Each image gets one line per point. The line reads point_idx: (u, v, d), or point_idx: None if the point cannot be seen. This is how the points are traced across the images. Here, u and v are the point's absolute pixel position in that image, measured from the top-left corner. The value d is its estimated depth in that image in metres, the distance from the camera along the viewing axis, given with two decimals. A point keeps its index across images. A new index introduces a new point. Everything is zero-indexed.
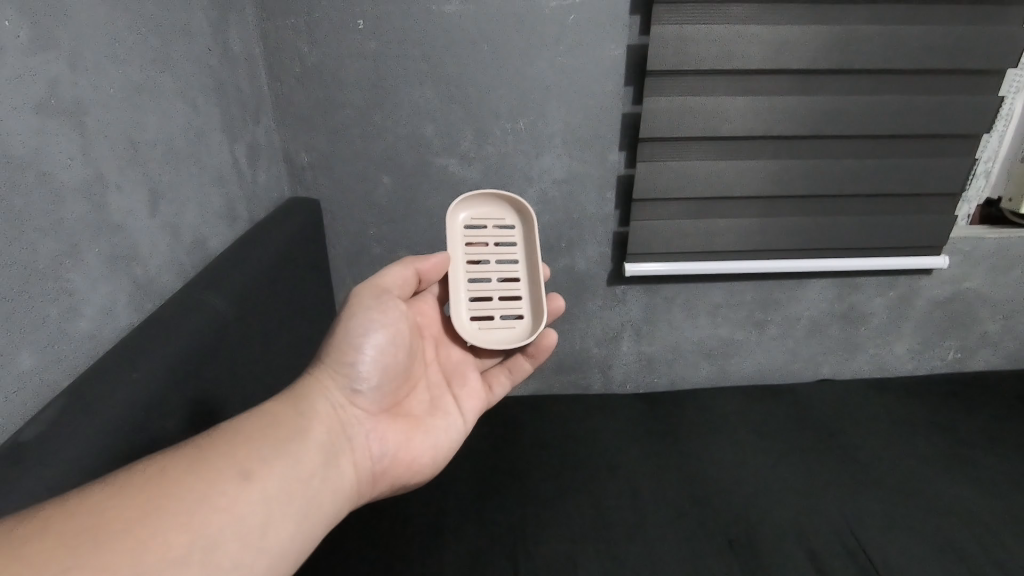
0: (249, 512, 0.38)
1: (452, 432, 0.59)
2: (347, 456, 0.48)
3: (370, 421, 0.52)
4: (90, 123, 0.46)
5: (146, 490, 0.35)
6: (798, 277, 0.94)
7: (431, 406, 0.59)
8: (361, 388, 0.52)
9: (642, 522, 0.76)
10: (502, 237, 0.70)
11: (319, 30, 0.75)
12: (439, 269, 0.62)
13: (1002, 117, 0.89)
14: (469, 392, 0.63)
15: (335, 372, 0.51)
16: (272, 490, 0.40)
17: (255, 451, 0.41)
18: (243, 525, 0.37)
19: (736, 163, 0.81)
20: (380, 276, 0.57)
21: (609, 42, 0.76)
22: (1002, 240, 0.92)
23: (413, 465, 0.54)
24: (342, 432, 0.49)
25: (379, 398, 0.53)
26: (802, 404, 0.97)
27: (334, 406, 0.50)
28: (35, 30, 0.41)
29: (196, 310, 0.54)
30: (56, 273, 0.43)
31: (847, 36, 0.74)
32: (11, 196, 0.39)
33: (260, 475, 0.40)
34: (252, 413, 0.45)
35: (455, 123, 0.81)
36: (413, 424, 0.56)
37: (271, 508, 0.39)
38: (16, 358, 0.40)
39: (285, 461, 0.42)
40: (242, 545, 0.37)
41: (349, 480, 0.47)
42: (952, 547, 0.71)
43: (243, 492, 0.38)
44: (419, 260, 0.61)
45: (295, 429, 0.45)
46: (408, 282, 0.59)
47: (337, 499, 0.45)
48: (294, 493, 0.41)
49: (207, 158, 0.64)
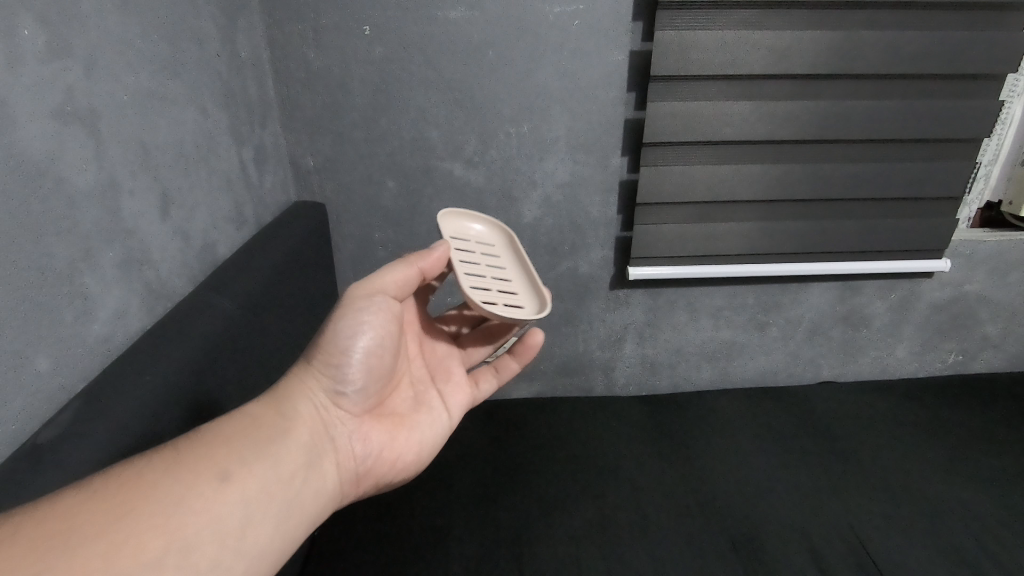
0: (226, 515, 0.39)
1: (436, 428, 0.59)
2: (328, 456, 0.49)
3: (354, 422, 0.52)
4: (104, 129, 0.47)
5: (126, 492, 0.36)
6: (800, 280, 0.95)
7: (416, 403, 0.59)
8: (345, 391, 0.51)
9: (645, 523, 0.76)
10: (486, 248, 0.66)
11: (325, 36, 0.76)
12: (439, 261, 0.57)
13: (1002, 121, 0.89)
14: (454, 387, 0.63)
15: (320, 374, 0.51)
16: (250, 492, 0.41)
17: (235, 453, 0.42)
18: (220, 527, 0.38)
19: (738, 167, 0.82)
20: (375, 275, 0.54)
21: (612, 48, 0.77)
22: (1002, 243, 0.93)
23: (397, 463, 0.55)
24: (324, 433, 0.49)
25: (365, 400, 0.53)
26: (803, 407, 0.98)
27: (317, 406, 0.50)
28: (52, 38, 0.42)
29: (206, 313, 0.55)
30: (71, 276, 0.44)
31: (848, 42, 0.74)
32: (28, 201, 0.40)
33: (239, 477, 0.41)
34: (233, 415, 0.45)
35: (459, 128, 0.82)
36: (397, 423, 0.56)
37: (249, 510, 0.40)
38: (32, 361, 0.41)
39: (264, 463, 0.43)
40: (220, 547, 0.38)
41: (330, 480, 0.48)
42: (954, 547, 0.71)
43: (221, 494, 0.39)
44: (420, 256, 0.56)
45: (275, 430, 0.46)
46: (408, 281, 0.55)
47: (317, 499, 0.46)
48: (273, 495, 0.42)
49: (216, 163, 0.65)
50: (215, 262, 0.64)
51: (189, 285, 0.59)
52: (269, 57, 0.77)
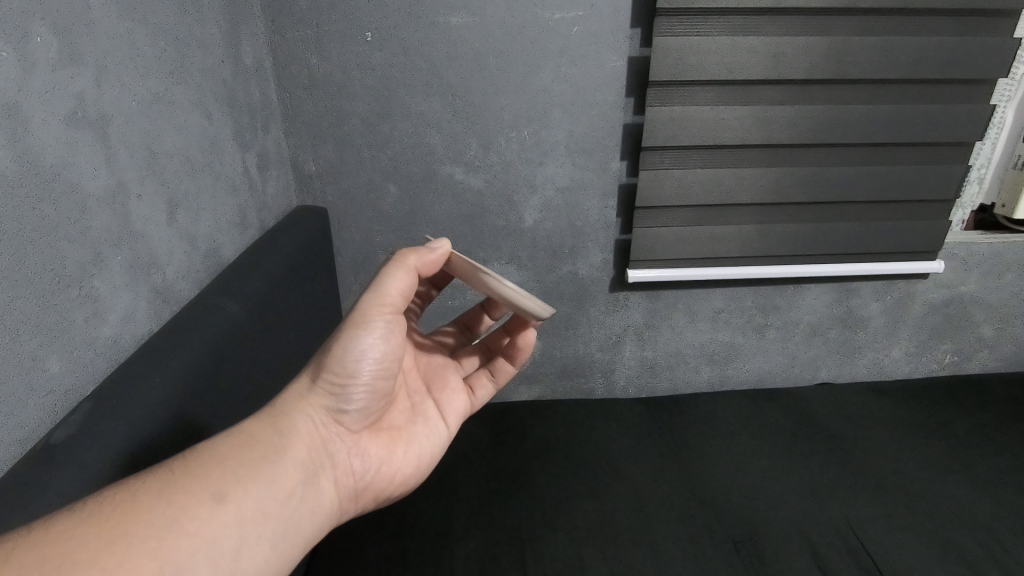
0: (221, 537, 0.38)
1: (432, 439, 0.60)
2: (326, 473, 0.48)
3: (352, 438, 0.52)
4: (114, 134, 0.48)
5: (116, 515, 0.35)
6: (798, 282, 0.96)
7: (412, 416, 0.60)
8: (346, 408, 0.51)
9: (647, 524, 0.77)
10: None
11: (328, 43, 0.76)
12: (438, 264, 0.55)
13: (994, 125, 0.91)
14: (449, 397, 0.64)
15: (322, 391, 0.50)
16: (246, 512, 0.40)
17: (231, 472, 0.41)
18: (215, 549, 0.37)
19: (736, 171, 0.83)
20: (379, 284, 0.52)
21: (611, 54, 0.78)
22: (996, 245, 0.94)
23: (394, 477, 0.55)
24: (323, 450, 0.49)
25: (364, 416, 0.53)
26: (802, 407, 0.99)
27: (316, 422, 0.49)
28: (64, 44, 0.43)
29: (212, 317, 0.55)
30: (82, 278, 0.44)
31: (842, 48, 0.76)
32: (41, 204, 0.41)
33: (235, 497, 0.40)
34: (229, 433, 0.44)
35: (460, 133, 0.83)
36: (395, 437, 0.56)
37: (244, 531, 0.40)
38: (43, 363, 0.41)
39: (261, 482, 0.42)
40: (215, 569, 0.37)
41: (328, 498, 0.48)
42: (952, 545, 0.72)
43: (215, 515, 0.38)
44: (417, 257, 0.54)
45: (274, 449, 0.45)
46: (409, 291, 0.54)
47: (314, 518, 0.46)
48: (269, 516, 0.42)
49: (220, 168, 0.65)
50: (220, 266, 0.64)
51: (194, 289, 0.59)
52: (271, 63, 0.77)
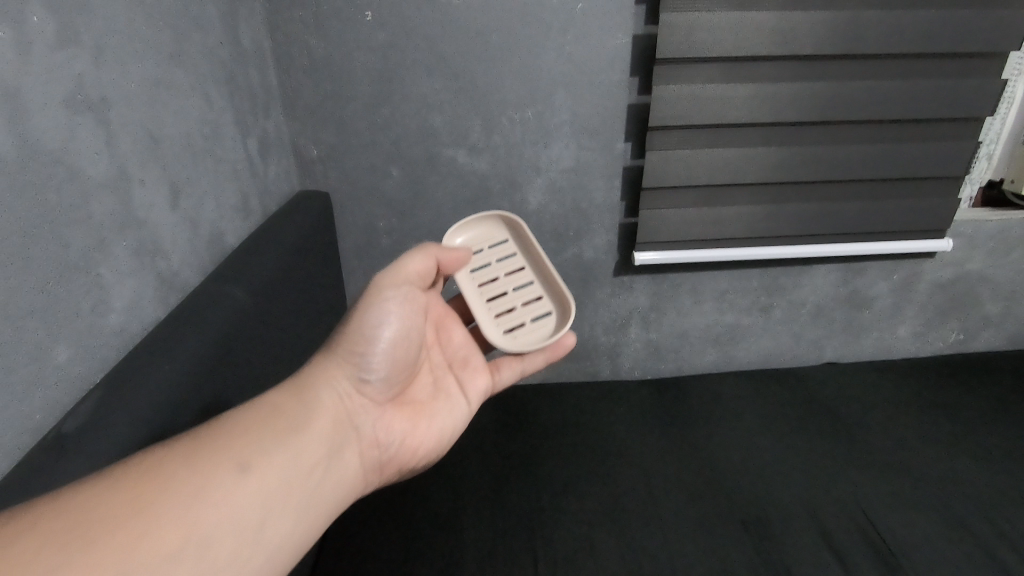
0: (246, 506, 0.38)
1: (454, 414, 0.60)
2: (350, 444, 0.49)
3: (376, 410, 0.53)
4: (114, 116, 0.47)
5: (139, 484, 0.35)
6: (804, 263, 0.95)
7: (434, 390, 0.60)
8: (369, 378, 0.52)
9: (656, 505, 0.77)
10: (499, 251, 0.70)
11: (327, 24, 0.75)
12: (459, 260, 0.62)
13: (1004, 100, 0.90)
14: (474, 373, 0.64)
15: (344, 359, 0.51)
16: (270, 482, 0.40)
17: (254, 443, 0.41)
18: (240, 520, 0.37)
19: (743, 150, 0.82)
20: (404, 263, 0.57)
21: (616, 31, 0.77)
22: (1003, 222, 0.94)
23: (418, 450, 0.56)
24: (347, 421, 0.49)
25: (388, 388, 0.54)
26: (808, 388, 0.99)
27: (339, 394, 0.50)
28: (61, 23, 0.42)
29: (221, 301, 0.55)
30: (88, 266, 0.44)
31: (853, 23, 0.74)
32: (44, 189, 0.40)
33: (259, 467, 0.40)
34: (255, 402, 0.44)
35: (463, 114, 0.82)
36: (417, 412, 0.57)
37: (268, 501, 0.39)
38: (51, 351, 0.40)
39: (287, 451, 0.42)
40: (239, 540, 0.37)
41: (351, 467, 0.48)
42: (960, 521, 0.73)
43: (241, 483, 0.38)
44: (440, 251, 0.61)
45: (298, 418, 0.45)
46: (429, 271, 0.59)
47: (338, 488, 0.46)
48: (294, 486, 0.41)
49: (223, 149, 0.64)
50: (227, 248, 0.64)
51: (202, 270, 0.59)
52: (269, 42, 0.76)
